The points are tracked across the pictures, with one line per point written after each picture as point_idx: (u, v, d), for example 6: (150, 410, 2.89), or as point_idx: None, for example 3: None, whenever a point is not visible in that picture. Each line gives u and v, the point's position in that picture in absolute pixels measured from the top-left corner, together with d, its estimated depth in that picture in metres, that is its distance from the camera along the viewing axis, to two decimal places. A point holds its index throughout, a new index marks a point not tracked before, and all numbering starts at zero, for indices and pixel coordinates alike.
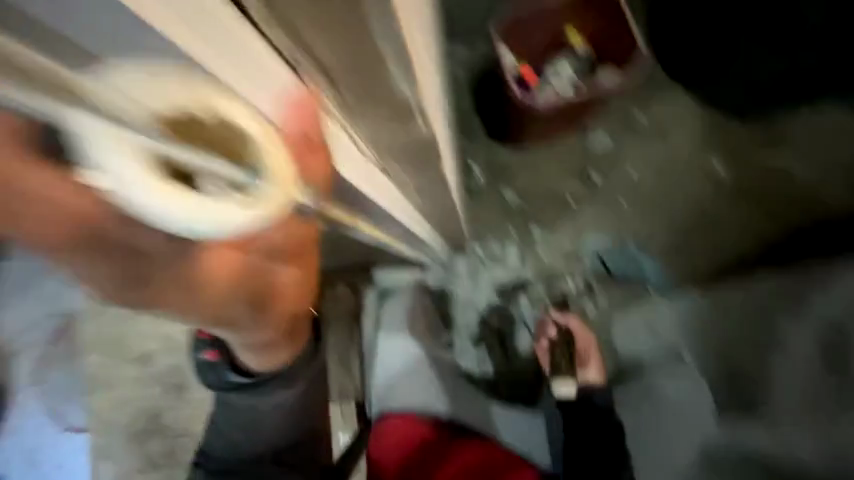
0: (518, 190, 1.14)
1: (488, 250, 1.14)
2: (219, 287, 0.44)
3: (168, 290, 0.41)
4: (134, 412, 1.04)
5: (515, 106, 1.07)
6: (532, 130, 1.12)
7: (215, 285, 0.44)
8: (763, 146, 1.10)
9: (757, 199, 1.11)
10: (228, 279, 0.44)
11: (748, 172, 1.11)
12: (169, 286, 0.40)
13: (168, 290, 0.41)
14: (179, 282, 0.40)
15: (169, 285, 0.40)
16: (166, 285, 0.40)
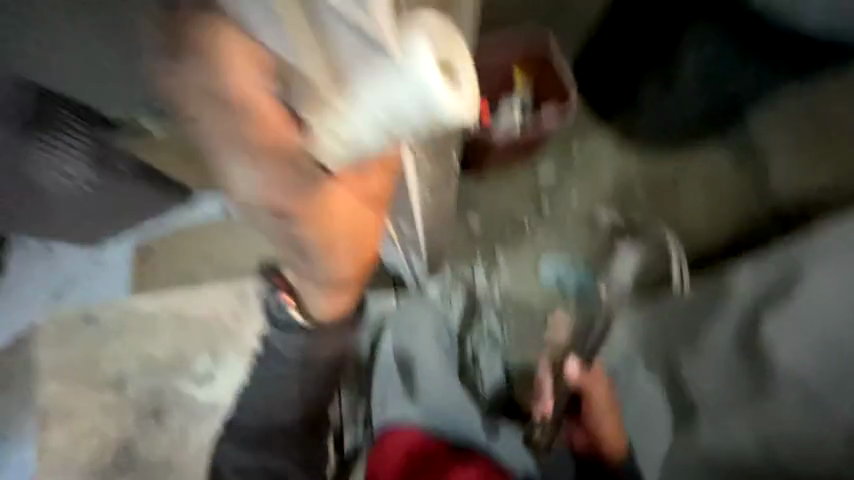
0: (482, 217, 1.26)
1: (457, 274, 1.21)
2: (328, 210, 0.63)
3: (306, 211, 0.62)
4: (106, 442, 1.12)
5: (484, 139, 1.14)
6: (494, 161, 1.23)
7: (330, 209, 0.63)
8: (673, 188, 1.31)
9: (679, 233, 1.28)
10: (338, 208, 0.64)
11: (681, 205, 1.29)
12: (301, 207, 0.61)
13: (302, 211, 0.62)
14: (307, 208, 0.61)
15: (304, 210, 0.62)
16: (298, 208, 0.61)
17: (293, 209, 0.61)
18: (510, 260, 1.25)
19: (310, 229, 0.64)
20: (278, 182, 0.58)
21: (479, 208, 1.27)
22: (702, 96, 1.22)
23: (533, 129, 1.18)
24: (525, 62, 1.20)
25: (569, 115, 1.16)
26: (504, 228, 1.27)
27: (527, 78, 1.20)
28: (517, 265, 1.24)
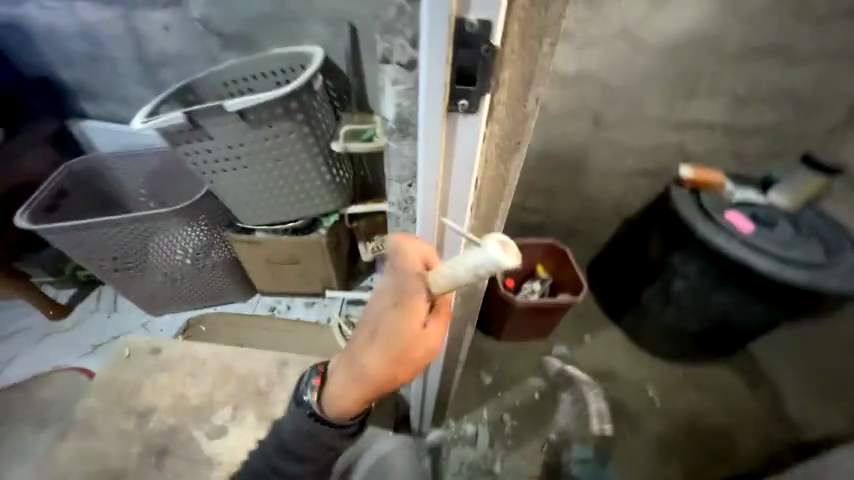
0: (494, 378, 1.38)
1: (462, 429, 1.27)
2: (396, 335, 0.45)
3: (378, 307, 0.47)
4: None
5: (509, 309, 1.34)
6: (511, 329, 1.41)
7: (385, 333, 0.45)
8: (689, 400, 1.36)
9: (696, 439, 1.29)
10: (407, 335, 0.44)
11: (695, 416, 1.33)
12: (383, 318, 0.46)
13: (374, 307, 0.48)
14: (379, 304, 0.47)
15: (382, 302, 0.47)
16: (385, 301, 0.47)
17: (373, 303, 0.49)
18: (515, 430, 1.28)
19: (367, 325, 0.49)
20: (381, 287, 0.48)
21: (490, 367, 1.41)
22: (700, 322, 1.25)
23: (546, 306, 1.30)
24: (549, 258, 1.45)
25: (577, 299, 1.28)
26: (515, 397, 1.35)
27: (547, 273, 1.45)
28: (521, 435, 1.27)
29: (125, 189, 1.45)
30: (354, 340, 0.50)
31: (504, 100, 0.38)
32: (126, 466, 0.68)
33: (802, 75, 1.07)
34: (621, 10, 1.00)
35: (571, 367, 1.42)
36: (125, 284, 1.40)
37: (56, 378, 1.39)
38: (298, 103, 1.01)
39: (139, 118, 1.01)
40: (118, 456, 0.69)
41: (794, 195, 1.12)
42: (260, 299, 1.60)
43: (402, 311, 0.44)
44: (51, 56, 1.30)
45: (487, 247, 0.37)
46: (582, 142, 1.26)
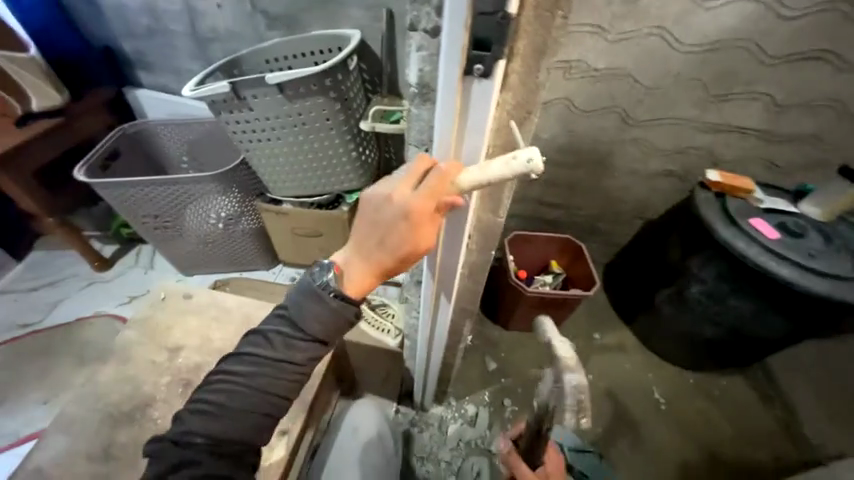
0: (498, 365, 1.41)
1: (462, 408, 1.31)
2: (418, 248, 0.43)
3: (392, 218, 0.42)
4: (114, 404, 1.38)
5: (518, 299, 1.36)
6: (519, 319, 1.44)
7: (402, 248, 0.43)
8: (696, 408, 1.35)
9: (700, 442, 1.28)
10: (428, 245, 0.44)
11: (699, 423, 1.32)
12: (394, 220, 0.42)
13: (387, 219, 0.43)
14: (395, 217, 0.42)
15: (397, 215, 0.42)
16: (399, 214, 0.42)
17: (382, 211, 0.43)
18: (515, 415, 1.31)
19: (377, 234, 0.44)
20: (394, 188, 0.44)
21: (496, 353, 1.45)
22: (714, 329, 1.22)
23: (556, 299, 1.32)
24: (564, 254, 1.45)
25: (588, 295, 1.28)
26: (517, 384, 1.38)
27: (561, 268, 1.45)
28: (520, 421, 1.29)
29: (169, 155, 1.57)
30: (363, 246, 0.46)
31: (517, 68, 0.40)
32: (156, 394, 0.76)
33: (848, 82, 1.02)
34: (656, 4, 0.99)
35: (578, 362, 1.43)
36: (162, 242, 1.52)
37: (98, 323, 1.53)
38: (332, 80, 1.06)
39: (189, 87, 1.09)
40: (150, 385, 0.77)
41: (828, 208, 1.06)
42: (282, 269, 1.69)
43: (423, 226, 0.42)
44: (116, 28, 1.44)
45: (527, 161, 0.38)
46: (606, 139, 1.26)
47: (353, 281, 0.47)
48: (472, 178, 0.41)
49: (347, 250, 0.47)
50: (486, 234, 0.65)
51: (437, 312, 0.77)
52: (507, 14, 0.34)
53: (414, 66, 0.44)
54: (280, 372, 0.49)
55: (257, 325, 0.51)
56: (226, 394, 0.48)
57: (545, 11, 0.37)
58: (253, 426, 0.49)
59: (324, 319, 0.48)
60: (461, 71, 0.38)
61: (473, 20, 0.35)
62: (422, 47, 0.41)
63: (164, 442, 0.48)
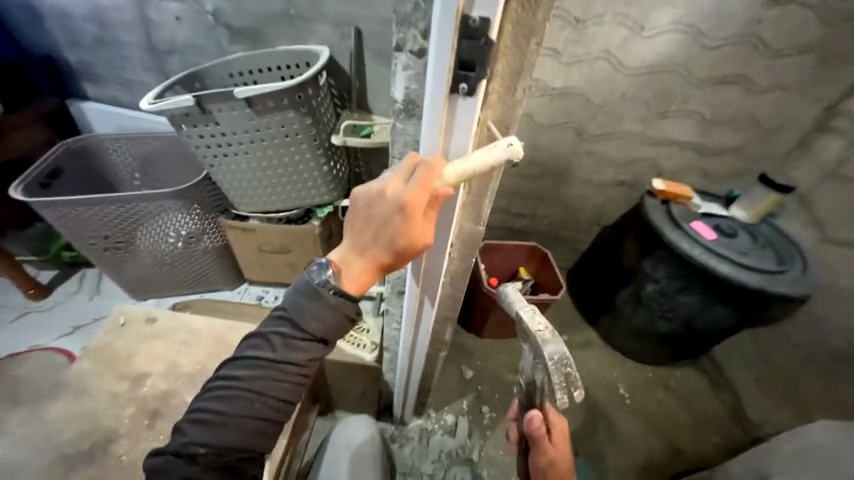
0: (474, 373, 1.43)
1: (442, 419, 1.31)
2: (415, 238, 0.44)
3: (387, 212, 0.44)
4: None
5: (491, 306, 1.40)
6: (492, 326, 1.48)
7: (400, 240, 0.44)
8: (656, 400, 1.45)
9: (662, 431, 1.38)
10: (424, 235, 0.45)
11: (659, 413, 1.42)
12: (392, 213, 0.43)
13: (382, 213, 0.44)
14: (392, 210, 0.43)
15: (391, 208, 0.43)
16: (394, 207, 0.43)
17: (377, 205, 0.44)
18: (493, 421, 1.33)
19: (375, 229, 0.45)
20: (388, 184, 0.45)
21: (472, 361, 1.47)
22: (668, 324, 1.33)
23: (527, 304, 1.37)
24: (531, 261, 1.52)
25: (556, 298, 1.35)
26: (493, 391, 1.40)
27: (529, 274, 1.52)
28: (499, 427, 1.32)
29: (119, 171, 1.47)
30: (361, 243, 0.46)
31: (496, 85, 0.44)
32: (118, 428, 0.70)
33: (761, 103, 1.18)
34: (603, 32, 1.10)
35: None
36: (113, 265, 1.40)
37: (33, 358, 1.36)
38: (303, 95, 1.06)
39: (147, 100, 1.04)
40: (110, 417, 0.71)
41: (755, 210, 1.21)
42: (248, 288, 1.61)
43: (419, 216, 0.43)
44: (59, 36, 1.35)
45: (507, 146, 0.44)
46: (564, 152, 1.36)
47: (351, 279, 0.47)
48: (461, 169, 0.44)
49: (344, 249, 0.48)
50: (466, 245, 0.67)
51: (419, 321, 0.78)
52: (489, 38, 0.38)
53: (400, 83, 0.46)
54: (282, 375, 0.48)
55: (255, 328, 0.50)
56: (226, 401, 0.47)
57: (521, 37, 0.41)
58: (256, 433, 0.48)
59: (325, 316, 0.48)
60: (446, 86, 0.40)
61: (459, 43, 0.38)
62: (409, 64, 0.44)
63: (163, 455, 0.46)
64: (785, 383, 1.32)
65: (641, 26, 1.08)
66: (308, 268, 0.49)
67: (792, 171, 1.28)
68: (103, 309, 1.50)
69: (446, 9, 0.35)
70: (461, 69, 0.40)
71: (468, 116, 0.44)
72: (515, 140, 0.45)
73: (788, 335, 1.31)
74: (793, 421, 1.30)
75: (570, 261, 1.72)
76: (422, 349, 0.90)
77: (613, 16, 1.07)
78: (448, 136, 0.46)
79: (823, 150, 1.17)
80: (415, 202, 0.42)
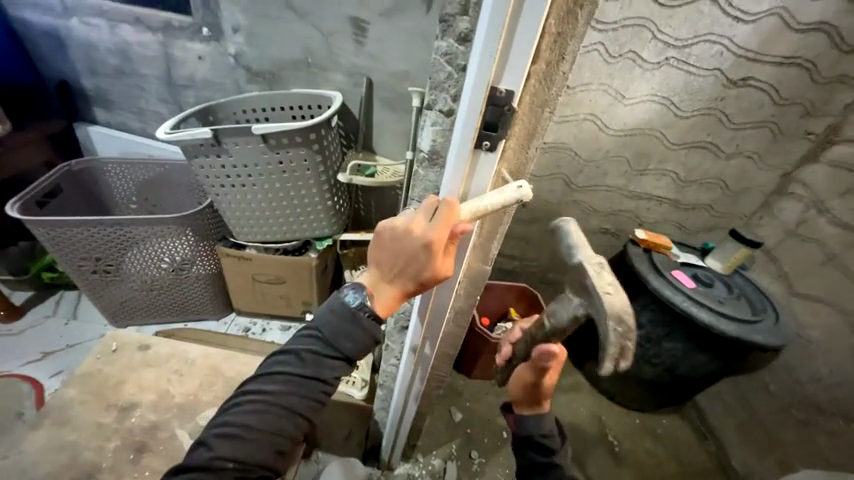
0: (464, 415, 1.41)
1: (429, 464, 1.26)
2: (438, 270, 0.48)
3: (412, 249, 0.47)
4: None
5: (482, 346, 1.41)
6: (482, 367, 1.47)
7: (425, 273, 0.48)
8: (643, 450, 1.45)
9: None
10: (446, 267, 0.49)
11: (647, 464, 1.41)
12: (417, 250, 0.47)
13: (408, 248, 0.48)
14: (417, 247, 0.47)
15: (416, 245, 0.47)
16: (419, 245, 0.47)
17: (403, 242, 0.48)
18: (482, 468, 1.29)
19: (402, 263, 0.49)
20: (414, 222, 0.49)
21: (461, 403, 1.45)
22: (654, 370, 1.37)
23: None
24: (521, 302, 1.56)
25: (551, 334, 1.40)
26: (482, 435, 1.37)
27: (519, 315, 1.55)
28: (488, 473, 1.28)
29: (116, 195, 1.46)
30: (389, 274, 0.50)
31: (511, 143, 0.50)
32: (102, 461, 0.78)
33: (728, 167, 1.32)
34: (590, 98, 1.23)
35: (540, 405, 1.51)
36: (98, 290, 1.36)
37: None
38: (316, 135, 1.13)
39: (164, 130, 1.09)
40: (93, 450, 0.79)
41: (727, 262, 1.30)
42: (235, 318, 1.57)
43: (441, 251, 0.47)
44: (79, 64, 1.41)
45: (518, 189, 0.49)
46: (553, 200, 1.46)
47: (381, 305, 0.52)
48: (477, 208, 0.48)
49: (374, 278, 0.52)
50: (473, 284, 0.71)
51: (420, 356, 0.79)
52: (511, 109, 0.44)
53: (428, 136, 0.52)
54: (309, 391, 0.53)
55: (287, 344, 0.55)
56: (256, 414, 0.52)
57: (535, 107, 0.48)
58: (277, 449, 0.53)
59: (353, 336, 0.53)
60: (473, 143, 0.47)
61: (485, 109, 0.44)
62: (438, 122, 0.50)
63: (190, 469, 0.50)
64: (768, 433, 1.34)
65: (622, 95, 1.22)
66: (343, 291, 0.54)
67: (758, 228, 1.40)
68: (80, 334, 1.43)
69: (480, 84, 0.42)
70: (484, 132, 0.46)
71: (486, 169, 0.49)
72: (525, 183, 0.50)
73: (767, 385, 1.36)
74: (777, 474, 1.32)
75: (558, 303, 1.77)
76: (420, 387, 0.89)
77: (598, 85, 1.20)
78: (468, 184, 0.51)
79: (782, 210, 1.33)
80: (438, 240, 0.45)
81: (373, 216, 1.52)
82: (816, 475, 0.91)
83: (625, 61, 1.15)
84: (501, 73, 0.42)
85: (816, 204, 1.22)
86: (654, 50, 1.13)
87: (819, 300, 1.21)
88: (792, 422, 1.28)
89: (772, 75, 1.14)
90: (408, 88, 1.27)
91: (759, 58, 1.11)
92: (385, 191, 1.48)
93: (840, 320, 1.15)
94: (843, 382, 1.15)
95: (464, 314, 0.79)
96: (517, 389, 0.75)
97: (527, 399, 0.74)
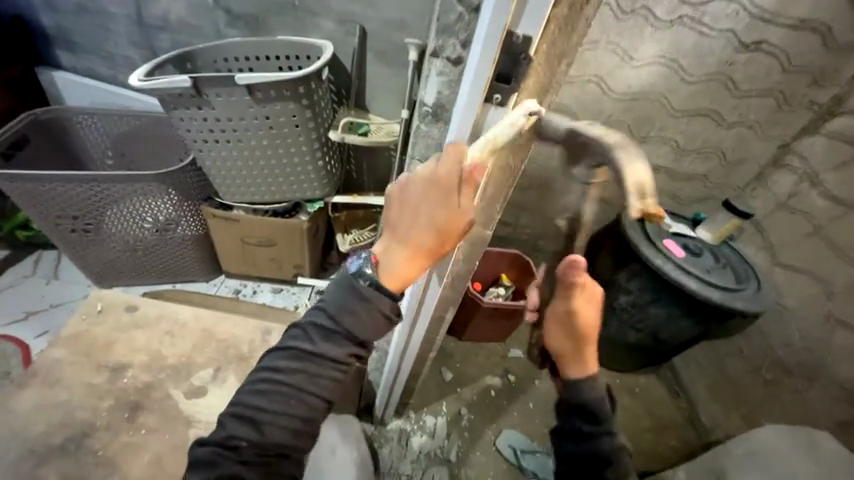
0: (455, 375, 1.46)
1: (421, 420, 1.32)
2: (454, 216, 0.45)
3: (423, 194, 0.46)
4: None
5: (475, 309, 1.42)
6: (471, 331, 1.50)
7: (438, 220, 0.45)
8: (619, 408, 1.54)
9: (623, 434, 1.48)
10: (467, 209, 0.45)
11: (622, 419, 1.52)
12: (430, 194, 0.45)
13: (421, 196, 0.46)
14: (428, 191, 0.45)
15: (425, 188, 0.46)
16: (432, 187, 0.45)
17: (410, 190, 0.48)
18: (472, 423, 1.36)
19: (415, 212, 0.47)
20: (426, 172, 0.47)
21: (452, 364, 1.49)
22: (638, 334, 1.41)
23: (506, 308, 1.41)
24: (514, 269, 1.55)
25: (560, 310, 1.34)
26: (472, 394, 1.42)
27: (511, 280, 1.55)
28: (476, 427, 1.36)
29: (90, 150, 1.37)
30: (400, 232, 0.49)
31: (524, 94, 0.46)
32: (97, 420, 0.79)
33: (728, 136, 1.30)
34: (596, 59, 1.17)
35: (539, 381, 1.48)
36: (79, 250, 1.32)
37: None
38: (306, 88, 1.05)
39: (137, 76, 1.00)
40: (88, 409, 0.80)
41: (717, 232, 1.31)
42: (224, 280, 1.53)
43: (452, 193, 0.44)
44: (36, 1, 1.27)
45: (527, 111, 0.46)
46: (549, 167, 1.43)
47: (390, 270, 0.49)
48: (486, 143, 0.45)
49: (386, 242, 0.50)
50: (474, 247, 0.70)
51: (417, 321, 0.79)
52: (527, 62, 0.41)
53: (436, 90, 0.49)
54: (319, 370, 0.53)
55: (296, 320, 0.55)
56: (268, 391, 0.52)
57: (550, 60, 0.45)
58: (290, 428, 0.53)
59: (360, 315, 0.51)
60: (485, 97, 0.43)
61: (500, 57, 0.40)
62: (445, 74, 0.47)
63: (213, 442, 0.52)
64: (736, 393, 1.44)
65: (630, 56, 1.16)
66: (347, 264, 0.53)
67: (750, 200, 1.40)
68: (65, 294, 1.39)
69: (495, 31, 0.38)
70: (496, 86, 0.43)
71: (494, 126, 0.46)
72: (532, 104, 0.48)
73: (740, 349, 1.43)
74: (742, 428, 1.43)
75: (547, 270, 1.78)
76: (413, 350, 0.90)
77: (606, 44, 1.14)
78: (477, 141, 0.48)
79: (776, 182, 1.32)
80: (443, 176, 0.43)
81: (366, 179, 1.47)
82: (778, 428, 0.99)
83: (636, 18, 1.09)
84: (519, 16, 0.38)
85: (810, 177, 1.22)
86: (668, 7, 1.07)
87: (801, 270, 1.25)
88: (761, 382, 1.37)
89: (784, 39, 1.09)
90: (404, 39, 1.18)
91: (774, 20, 1.06)
92: (377, 151, 1.41)
93: (817, 288, 1.21)
94: (812, 346, 1.23)
95: (463, 277, 0.78)
96: (554, 333, 0.71)
97: (570, 347, 0.69)
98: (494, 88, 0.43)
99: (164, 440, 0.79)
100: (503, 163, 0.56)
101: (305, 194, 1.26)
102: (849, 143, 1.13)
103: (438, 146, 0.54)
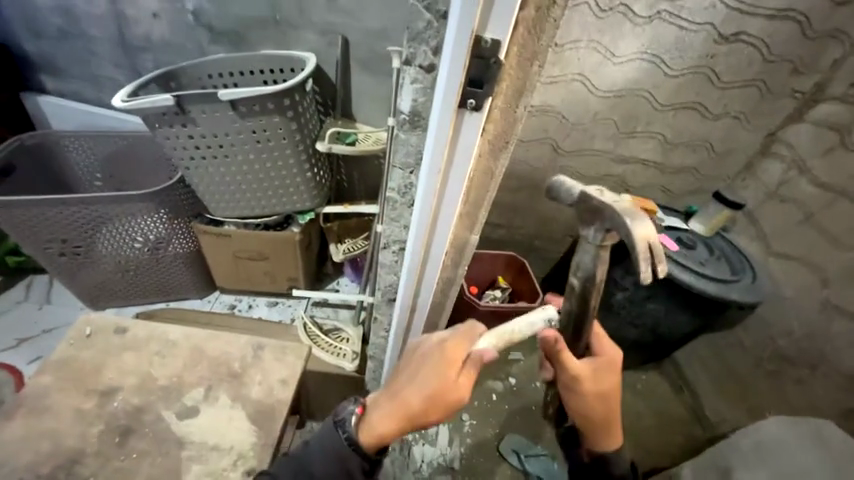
0: None
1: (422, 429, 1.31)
2: (441, 389, 0.57)
3: (422, 363, 0.61)
4: None
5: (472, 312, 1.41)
6: None
7: (426, 386, 0.58)
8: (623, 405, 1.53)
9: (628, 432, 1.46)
10: (454, 391, 0.57)
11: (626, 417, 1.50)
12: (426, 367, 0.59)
13: (420, 364, 0.61)
14: (426, 361, 0.60)
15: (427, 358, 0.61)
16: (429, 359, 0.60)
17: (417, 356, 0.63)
18: (474, 429, 1.34)
19: (411, 374, 0.61)
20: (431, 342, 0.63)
21: None
22: (637, 331, 1.40)
23: (503, 310, 1.40)
24: (509, 270, 1.55)
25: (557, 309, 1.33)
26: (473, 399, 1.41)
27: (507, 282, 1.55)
28: (478, 433, 1.34)
29: (77, 172, 1.36)
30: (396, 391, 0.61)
31: (499, 97, 0.47)
32: (86, 446, 0.78)
33: (715, 128, 1.30)
34: (578, 57, 1.18)
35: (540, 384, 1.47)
36: (70, 273, 1.30)
37: None
38: (290, 101, 1.05)
39: (121, 97, 0.99)
40: (77, 436, 0.79)
41: (709, 224, 1.32)
42: (219, 296, 1.52)
43: (443, 368, 0.58)
44: (20, 27, 1.28)
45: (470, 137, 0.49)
46: (538, 167, 1.43)
47: (372, 421, 0.61)
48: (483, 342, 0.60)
49: (382, 396, 0.63)
50: (461, 251, 0.70)
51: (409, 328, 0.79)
52: (498, 65, 0.41)
53: (412, 97, 0.49)
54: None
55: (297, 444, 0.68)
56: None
57: (523, 62, 0.45)
58: None
59: None
60: (459, 101, 0.44)
61: (472, 63, 0.41)
62: (419, 81, 0.47)
63: None
64: (739, 385, 1.43)
65: (612, 53, 1.16)
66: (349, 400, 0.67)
67: (741, 190, 1.39)
68: (58, 318, 1.38)
69: (464, 37, 0.39)
70: (470, 90, 0.43)
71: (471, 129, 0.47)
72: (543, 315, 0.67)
73: (741, 341, 1.42)
74: (746, 420, 1.41)
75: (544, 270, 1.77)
76: None
77: (587, 42, 1.15)
78: (454, 146, 0.48)
79: (765, 170, 1.32)
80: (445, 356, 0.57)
81: (356, 187, 1.47)
82: (780, 420, 0.97)
83: (615, 15, 1.10)
84: (486, 21, 0.38)
85: (797, 164, 1.23)
86: (646, 2, 1.08)
87: (796, 258, 1.24)
88: (762, 373, 1.36)
89: (762, 29, 1.10)
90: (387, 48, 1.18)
91: (750, 11, 1.07)
92: (366, 159, 1.41)
93: (813, 276, 1.20)
94: (811, 334, 1.22)
95: (453, 281, 0.78)
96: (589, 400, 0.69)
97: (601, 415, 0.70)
98: (468, 92, 0.43)
99: (155, 463, 0.78)
100: (484, 166, 0.57)
101: (295, 206, 1.26)
102: (834, 129, 1.13)
103: (417, 154, 0.54)
